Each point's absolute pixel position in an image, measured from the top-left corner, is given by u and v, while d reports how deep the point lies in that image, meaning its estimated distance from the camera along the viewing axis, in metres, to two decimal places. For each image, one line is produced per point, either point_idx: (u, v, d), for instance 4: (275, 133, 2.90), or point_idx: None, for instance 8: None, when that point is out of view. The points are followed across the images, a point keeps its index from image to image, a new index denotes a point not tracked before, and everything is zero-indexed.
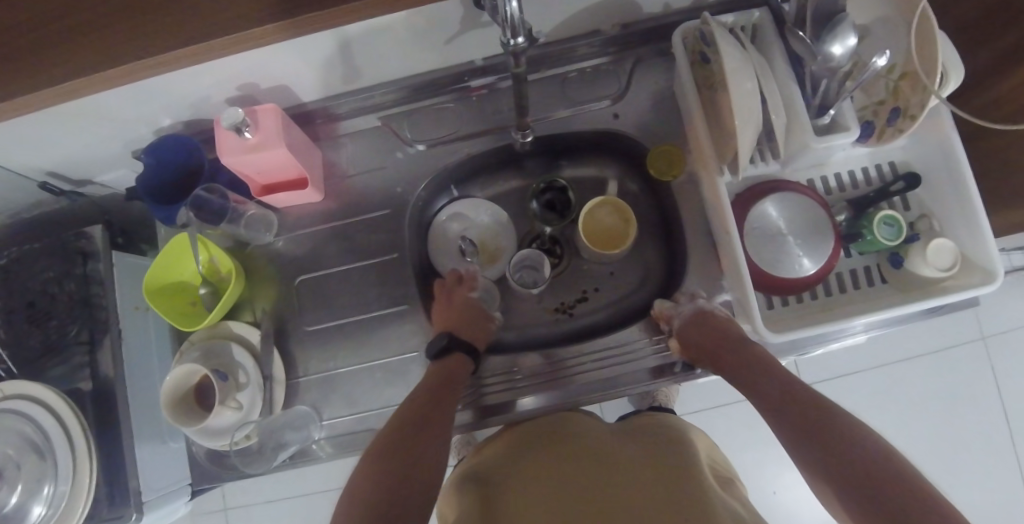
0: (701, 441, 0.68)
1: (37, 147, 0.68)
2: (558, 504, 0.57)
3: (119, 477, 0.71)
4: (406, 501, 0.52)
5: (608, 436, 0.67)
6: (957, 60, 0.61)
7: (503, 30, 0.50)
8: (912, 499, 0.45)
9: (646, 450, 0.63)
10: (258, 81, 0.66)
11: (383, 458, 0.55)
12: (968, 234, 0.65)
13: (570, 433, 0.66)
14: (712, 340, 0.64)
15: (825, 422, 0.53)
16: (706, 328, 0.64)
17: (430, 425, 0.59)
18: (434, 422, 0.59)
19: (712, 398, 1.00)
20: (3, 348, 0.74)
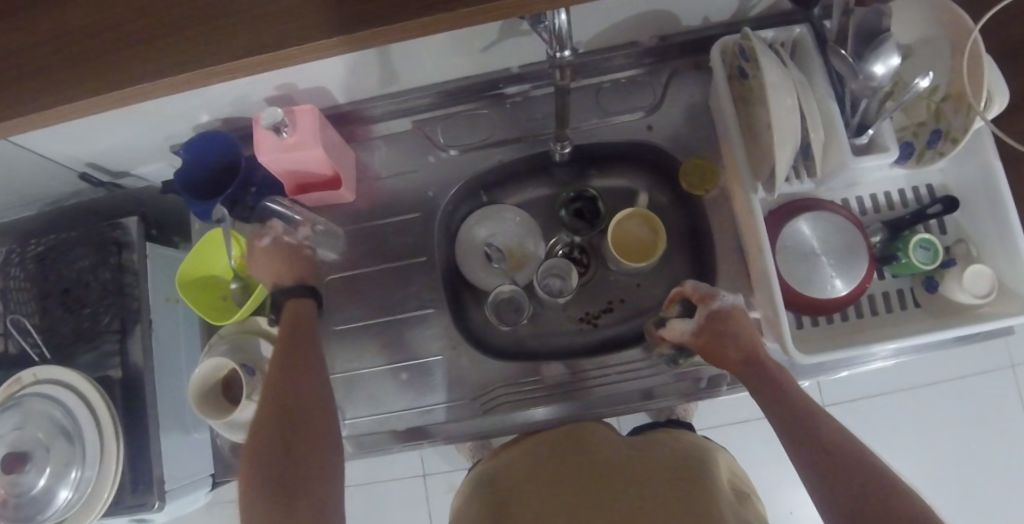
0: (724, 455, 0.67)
1: (81, 138, 0.70)
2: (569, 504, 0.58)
3: (144, 465, 0.73)
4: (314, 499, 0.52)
5: (623, 441, 0.66)
6: (1002, 84, 0.60)
7: (549, 44, 0.50)
8: None
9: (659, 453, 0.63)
10: (298, 81, 0.67)
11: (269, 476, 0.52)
12: (1006, 261, 0.64)
13: (585, 436, 0.67)
14: (732, 341, 0.61)
15: (848, 460, 0.50)
16: (732, 327, 0.62)
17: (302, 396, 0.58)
18: (302, 389, 0.59)
19: (724, 415, 0.99)
20: (38, 333, 0.75)
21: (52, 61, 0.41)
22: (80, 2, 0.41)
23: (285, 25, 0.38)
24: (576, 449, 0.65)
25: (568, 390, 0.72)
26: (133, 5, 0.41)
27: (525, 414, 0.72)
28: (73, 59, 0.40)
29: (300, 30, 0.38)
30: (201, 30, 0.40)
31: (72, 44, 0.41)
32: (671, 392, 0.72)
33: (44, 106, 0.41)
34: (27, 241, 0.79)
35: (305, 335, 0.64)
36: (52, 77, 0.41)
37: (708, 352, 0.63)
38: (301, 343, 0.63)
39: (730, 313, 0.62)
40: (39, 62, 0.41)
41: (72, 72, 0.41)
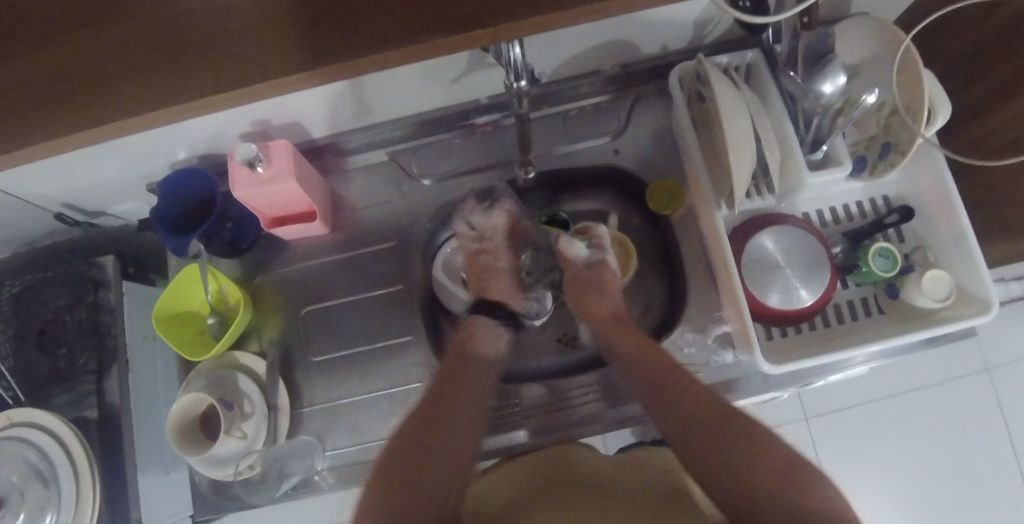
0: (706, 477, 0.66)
1: (57, 179, 0.70)
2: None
3: (121, 506, 0.71)
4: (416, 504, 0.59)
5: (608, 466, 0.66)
6: (943, 96, 0.64)
7: (508, 74, 0.53)
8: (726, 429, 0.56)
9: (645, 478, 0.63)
10: (271, 117, 0.68)
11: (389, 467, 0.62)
12: (961, 265, 0.67)
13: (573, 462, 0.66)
14: (594, 292, 0.69)
15: (691, 399, 0.59)
16: (595, 282, 0.69)
17: (450, 421, 0.65)
18: (447, 402, 0.66)
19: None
20: (12, 376, 0.75)
21: (16, 99, 0.41)
22: (46, 42, 0.41)
23: (249, 58, 0.39)
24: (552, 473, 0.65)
25: (549, 412, 0.73)
26: (98, 44, 0.41)
27: (506, 438, 0.73)
28: (38, 98, 0.41)
29: (265, 64, 0.39)
30: (170, 66, 0.41)
31: (37, 83, 0.41)
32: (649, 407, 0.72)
33: (17, 146, 0.42)
34: (3, 283, 0.78)
35: (485, 359, 0.71)
36: (17, 117, 0.41)
37: (578, 299, 0.70)
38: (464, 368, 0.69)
39: (596, 267, 0.69)
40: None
41: (38, 108, 0.41)
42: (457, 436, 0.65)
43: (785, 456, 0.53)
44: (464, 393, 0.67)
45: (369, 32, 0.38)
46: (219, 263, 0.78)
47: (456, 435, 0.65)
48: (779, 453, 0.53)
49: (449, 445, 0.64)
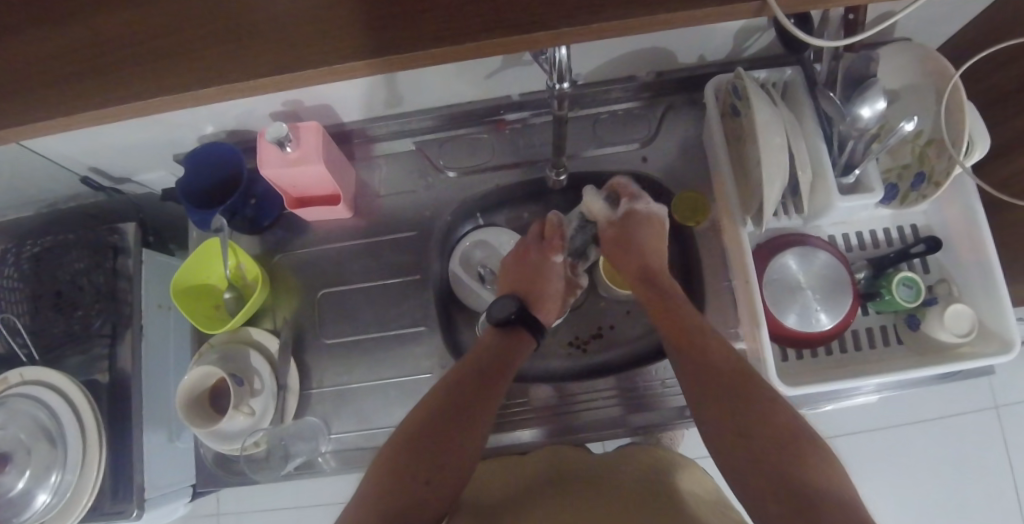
0: (698, 476, 0.64)
1: (87, 143, 0.71)
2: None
3: (125, 473, 0.72)
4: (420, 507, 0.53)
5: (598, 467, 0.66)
6: (983, 131, 0.62)
7: (550, 73, 0.51)
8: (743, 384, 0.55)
9: (632, 483, 0.62)
10: (303, 98, 0.68)
11: (407, 455, 0.56)
12: (986, 302, 0.66)
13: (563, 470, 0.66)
14: (624, 238, 0.69)
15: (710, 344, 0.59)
16: (631, 229, 0.69)
17: (464, 430, 0.58)
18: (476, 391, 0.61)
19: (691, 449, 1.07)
20: (27, 334, 0.75)
21: (73, 71, 0.43)
22: (109, 21, 0.43)
23: (300, 46, 0.40)
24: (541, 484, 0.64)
25: (553, 414, 0.73)
26: (152, 23, 0.42)
27: (511, 435, 0.73)
28: (97, 71, 0.42)
29: (316, 53, 0.40)
30: (219, 48, 0.41)
31: (95, 57, 0.43)
32: (655, 418, 0.72)
33: (59, 113, 0.42)
34: (24, 242, 0.79)
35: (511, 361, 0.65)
36: (71, 91, 0.42)
37: (616, 239, 0.70)
38: (493, 370, 0.63)
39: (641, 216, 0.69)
40: (57, 73, 0.43)
41: (93, 81, 0.42)
42: (467, 451, 0.57)
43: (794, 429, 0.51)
44: (490, 403, 0.61)
45: (416, 31, 0.39)
46: (239, 238, 0.78)
47: (466, 447, 0.58)
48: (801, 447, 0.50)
49: (457, 443, 0.57)
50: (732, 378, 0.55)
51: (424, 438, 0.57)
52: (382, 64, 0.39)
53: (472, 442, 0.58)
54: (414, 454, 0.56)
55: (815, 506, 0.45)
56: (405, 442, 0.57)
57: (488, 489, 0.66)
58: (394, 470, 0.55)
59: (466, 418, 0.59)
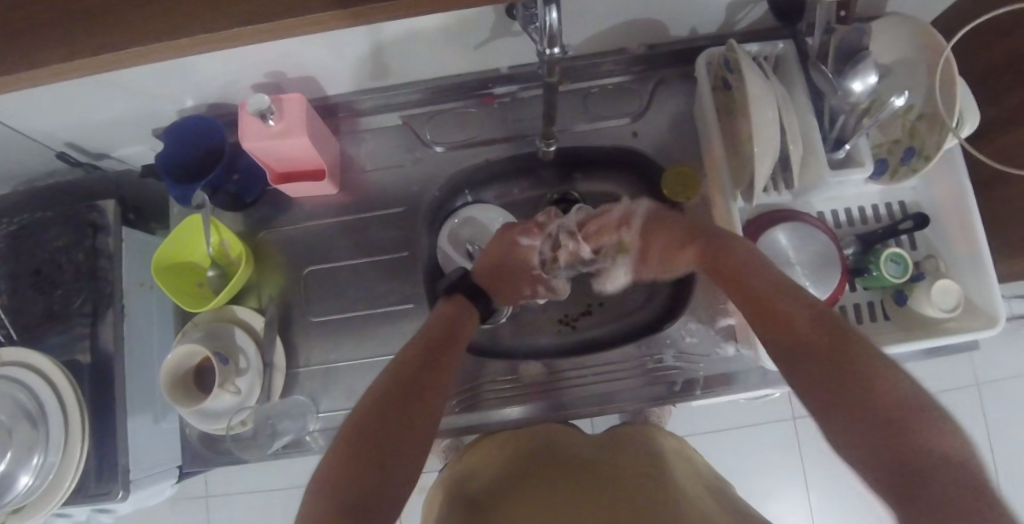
0: (677, 445, 0.66)
1: (61, 117, 0.68)
2: (522, 477, 0.58)
3: (109, 455, 0.71)
4: (387, 475, 0.46)
5: (582, 435, 0.67)
6: (973, 105, 0.62)
7: (541, 38, 0.49)
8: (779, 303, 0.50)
9: (610, 444, 0.63)
10: (286, 69, 0.67)
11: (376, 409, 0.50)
12: (973, 278, 0.66)
13: (545, 429, 0.67)
14: (653, 245, 0.67)
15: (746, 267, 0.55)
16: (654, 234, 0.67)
17: (416, 399, 0.52)
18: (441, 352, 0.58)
19: (678, 427, 1.09)
20: (5, 314, 0.74)
21: (94, 21, 0.45)
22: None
23: (321, 11, 0.43)
24: (518, 464, 0.61)
25: (542, 390, 0.73)
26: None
27: (501, 412, 0.73)
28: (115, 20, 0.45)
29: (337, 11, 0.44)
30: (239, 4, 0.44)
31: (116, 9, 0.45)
32: (646, 394, 0.72)
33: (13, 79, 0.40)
34: (0, 220, 0.77)
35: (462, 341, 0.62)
36: None
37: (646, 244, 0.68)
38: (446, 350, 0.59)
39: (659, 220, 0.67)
40: (79, 23, 0.45)
41: (112, 28, 0.44)
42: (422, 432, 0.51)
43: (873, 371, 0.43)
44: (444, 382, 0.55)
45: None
46: (223, 215, 0.76)
47: (416, 430, 0.50)
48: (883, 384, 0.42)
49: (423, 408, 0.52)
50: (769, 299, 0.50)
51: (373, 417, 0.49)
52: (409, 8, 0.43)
53: (424, 425, 0.51)
54: (363, 441, 0.48)
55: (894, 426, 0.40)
56: (346, 434, 0.48)
57: (470, 471, 0.64)
58: (344, 457, 0.46)
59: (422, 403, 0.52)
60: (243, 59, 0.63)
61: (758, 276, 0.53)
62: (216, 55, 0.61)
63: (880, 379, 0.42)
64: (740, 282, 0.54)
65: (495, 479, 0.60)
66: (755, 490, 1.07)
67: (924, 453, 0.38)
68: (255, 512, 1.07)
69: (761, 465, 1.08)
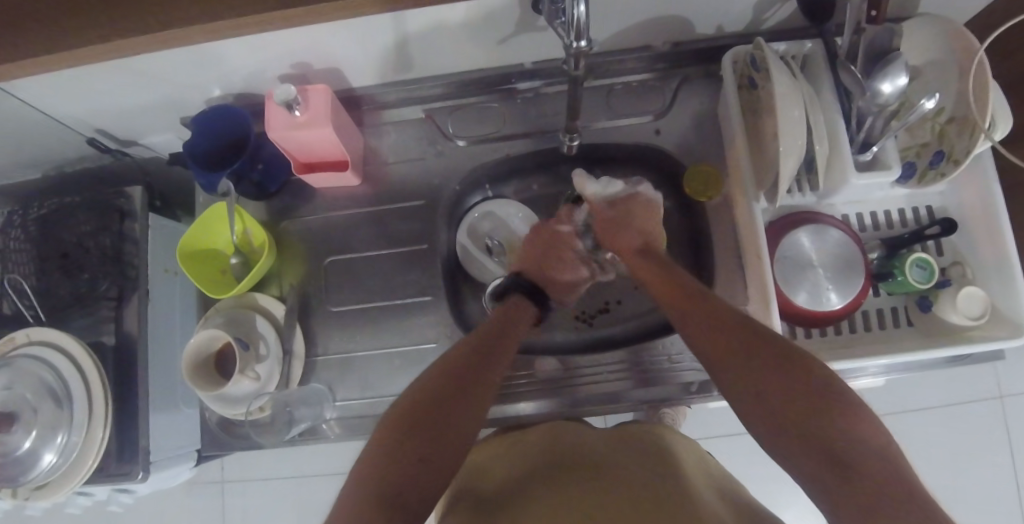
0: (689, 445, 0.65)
1: (92, 103, 0.70)
2: (529, 475, 0.58)
3: (131, 436, 0.72)
4: (432, 468, 0.50)
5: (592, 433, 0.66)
6: (1006, 109, 0.61)
7: (567, 32, 0.48)
8: (731, 329, 0.52)
9: (618, 444, 0.62)
10: (312, 61, 0.68)
11: (424, 408, 0.53)
12: (1000, 288, 0.65)
13: (556, 428, 0.66)
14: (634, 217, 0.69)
15: (703, 297, 0.57)
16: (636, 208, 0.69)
17: (463, 403, 0.55)
18: (488, 355, 0.60)
19: (693, 430, 1.08)
20: (34, 295, 0.75)
21: (123, 10, 0.47)
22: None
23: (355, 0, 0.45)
24: (524, 460, 0.61)
25: (558, 387, 0.73)
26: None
27: (516, 406, 0.73)
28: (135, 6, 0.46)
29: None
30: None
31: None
32: (664, 393, 0.72)
33: None
34: (30, 203, 0.79)
35: (513, 345, 0.63)
36: None
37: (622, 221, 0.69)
38: (495, 355, 0.60)
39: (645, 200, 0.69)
40: (103, 9, 0.47)
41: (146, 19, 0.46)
42: (466, 436, 0.53)
43: (817, 384, 0.46)
44: (488, 388, 0.57)
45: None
46: (247, 204, 0.77)
47: (464, 428, 0.53)
48: (832, 404, 0.44)
49: (471, 408, 0.55)
50: (728, 325, 0.52)
51: (422, 418, 0.52)
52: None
53: (470, 422, 0.54)
54: (410, 435, 0.50)
55: (842, 447, 0.42)
56: (395, 428, 0.51)
57: (478, 469, 0.64)
58: (392, 448, 0.49)
59: (464, 407, 0.54)
60: (270, 49, 0.63)
61: (717, 307, 0.55)
62: (245, 45, 0.62)
63: (832, 405, 0.44)
64: (699, 307, 0.56)
65: (499, 479, 0.60)
66: (768, 495, 1.06)
67: (865, 467, 0.41)
68: (269, 498, 1.08)
69: (775, 471, 1.07)
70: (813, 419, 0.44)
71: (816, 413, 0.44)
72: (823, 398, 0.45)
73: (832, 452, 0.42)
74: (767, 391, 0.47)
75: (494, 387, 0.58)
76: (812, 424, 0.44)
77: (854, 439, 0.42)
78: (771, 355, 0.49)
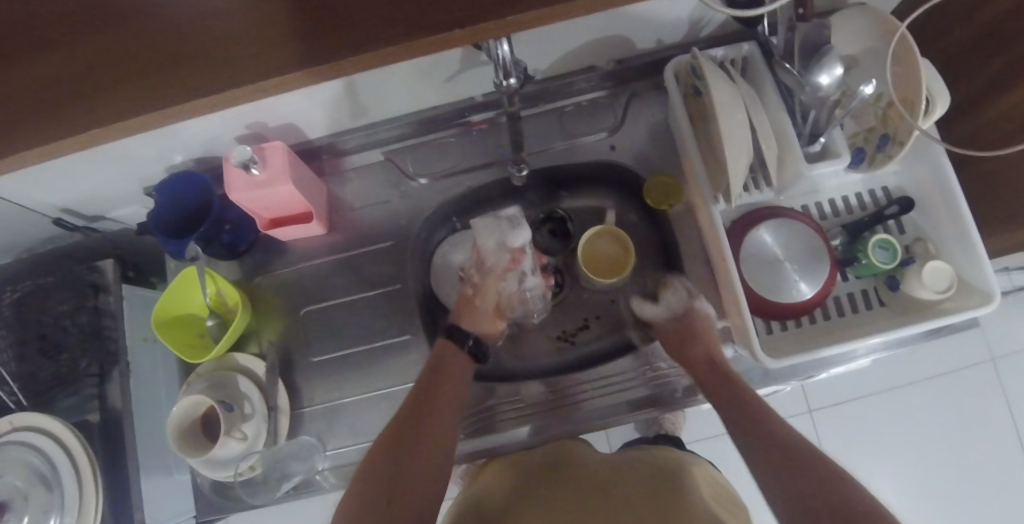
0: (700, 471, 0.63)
1: (53, 186, 0.70)
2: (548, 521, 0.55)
3: (124, 510, 0.72)
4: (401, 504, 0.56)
5: (600, 465, 0.63)
6: (943, 87, 0.62)
7: (497, 72, 0.53)
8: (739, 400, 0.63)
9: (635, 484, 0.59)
10: (266, 119, 0.69)
11: (392, 455, 0.59)
12: (963, 259, 0.66)
13: (563, 465, 0.64)
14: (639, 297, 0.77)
15: (716, 366, 0.67)
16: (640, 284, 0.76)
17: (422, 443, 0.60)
18: (434, 387, 0.65)
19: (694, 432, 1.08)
20: (14, 381, 0.75)
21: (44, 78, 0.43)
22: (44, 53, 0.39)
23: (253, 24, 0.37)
24: (536, 500, 0.59)
25: (548, 409, 0.73)
26: (98, 48, 0.39)
27: (508, 433, 0.73)
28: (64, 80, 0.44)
29: (277, 57, 0.37)
30: (166, 75, 0.38)
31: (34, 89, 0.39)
32: (650, 403, 0.72)
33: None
34: (2, 289, 0.79)
35: (458, 374, 0.68)
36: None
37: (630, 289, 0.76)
38: (440, 388, 0.65)
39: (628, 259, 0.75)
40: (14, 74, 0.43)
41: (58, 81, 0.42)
42: (429, 471, 0.59)
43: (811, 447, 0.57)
44: (445, 423, 0.63)
45: (373, 31, 0.36)
46: (218, 265, 0.78)
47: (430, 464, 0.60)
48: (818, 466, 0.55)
49: (430, 446, 0.61)
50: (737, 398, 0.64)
51: (390, 465, 0.58)
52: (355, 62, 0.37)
53: (430, 460, 0.60)
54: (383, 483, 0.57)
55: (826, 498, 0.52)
56: (365, 479, 0.57)
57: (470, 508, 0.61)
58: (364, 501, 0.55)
59: (422, 444, 0.60)
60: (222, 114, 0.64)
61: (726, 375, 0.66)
62: None
63: (817, 467, 0.55)
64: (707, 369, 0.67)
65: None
66: None
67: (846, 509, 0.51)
68: None
69: None
70: (805, 471, 0.55)
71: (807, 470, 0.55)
72: (809, 459, 0.56)
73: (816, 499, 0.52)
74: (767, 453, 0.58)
75: (447, 420, 0.64)
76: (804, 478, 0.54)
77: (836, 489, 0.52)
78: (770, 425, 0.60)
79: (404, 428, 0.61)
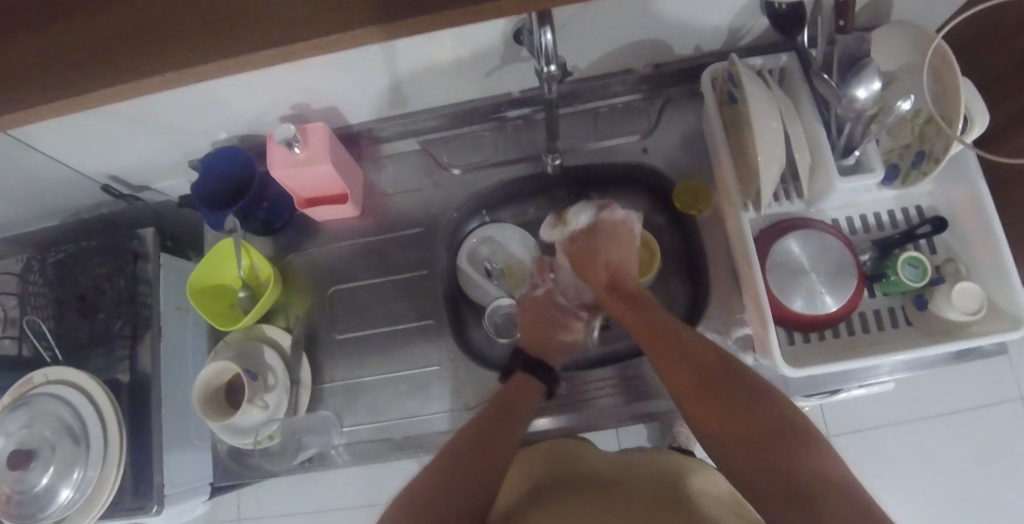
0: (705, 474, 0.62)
1: (105, 152, 0.74)
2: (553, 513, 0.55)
3: (144, 469, 0.74)
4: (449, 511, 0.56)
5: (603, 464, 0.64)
6: (981, 105, 0.62)
7: (538, 60, 0.54)
8: (698, 367, 0.58)
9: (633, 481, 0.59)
10: (311, 101, 0.71)
11: (451, 467, 0.60)
12: (995, 282, 0.65)
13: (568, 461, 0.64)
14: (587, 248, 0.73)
15: (677, 332, 0.61)
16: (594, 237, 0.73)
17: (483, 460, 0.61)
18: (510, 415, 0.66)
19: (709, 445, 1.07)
20: (52, 337, 0.78)
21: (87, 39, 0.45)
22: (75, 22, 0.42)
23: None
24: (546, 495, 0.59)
25: (564, 403, 0.74)
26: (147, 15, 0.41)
27: None
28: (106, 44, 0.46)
29: (294, 29, 0.39)
30: (196, 39, 0.40)
31: (57, 52, 0.41)
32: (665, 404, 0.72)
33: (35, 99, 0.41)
34: (48, 249, 0.82)
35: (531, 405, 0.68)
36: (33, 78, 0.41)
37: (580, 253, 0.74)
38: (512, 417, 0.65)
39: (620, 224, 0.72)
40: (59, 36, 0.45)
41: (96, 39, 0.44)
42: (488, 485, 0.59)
43: (787, 423, 0.52)
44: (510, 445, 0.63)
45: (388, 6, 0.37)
46: (254, 241, 0.81)
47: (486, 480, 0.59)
48: (791, 450, 0.50)
49: (491, 463, 0.61)
50: (704, 367, 0.58)
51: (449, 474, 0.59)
52: (366, 35, 0.38)
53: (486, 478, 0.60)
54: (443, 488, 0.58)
55: (793, 488, 0.47)
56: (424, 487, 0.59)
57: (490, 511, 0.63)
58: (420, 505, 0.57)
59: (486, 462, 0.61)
60: (270, 93, 0.67)
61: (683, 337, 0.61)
62: (246, 90, 0.66)
63: (794, 449, 0.50)
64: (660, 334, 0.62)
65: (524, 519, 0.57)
66: None
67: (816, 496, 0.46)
68: None
69: None
70: (772, 452, 0.50)
71: (783, 456, 0.50)
72: (783, 438, 0.51)
73: (784, 485, 0.48)
74: (732, 432, 0.53)
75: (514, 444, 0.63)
76: (770, 463, 0.50)
77: (808, 473, 0.48)
78: (732, 393, 0.55)
79: (472, 446, 0.62)
